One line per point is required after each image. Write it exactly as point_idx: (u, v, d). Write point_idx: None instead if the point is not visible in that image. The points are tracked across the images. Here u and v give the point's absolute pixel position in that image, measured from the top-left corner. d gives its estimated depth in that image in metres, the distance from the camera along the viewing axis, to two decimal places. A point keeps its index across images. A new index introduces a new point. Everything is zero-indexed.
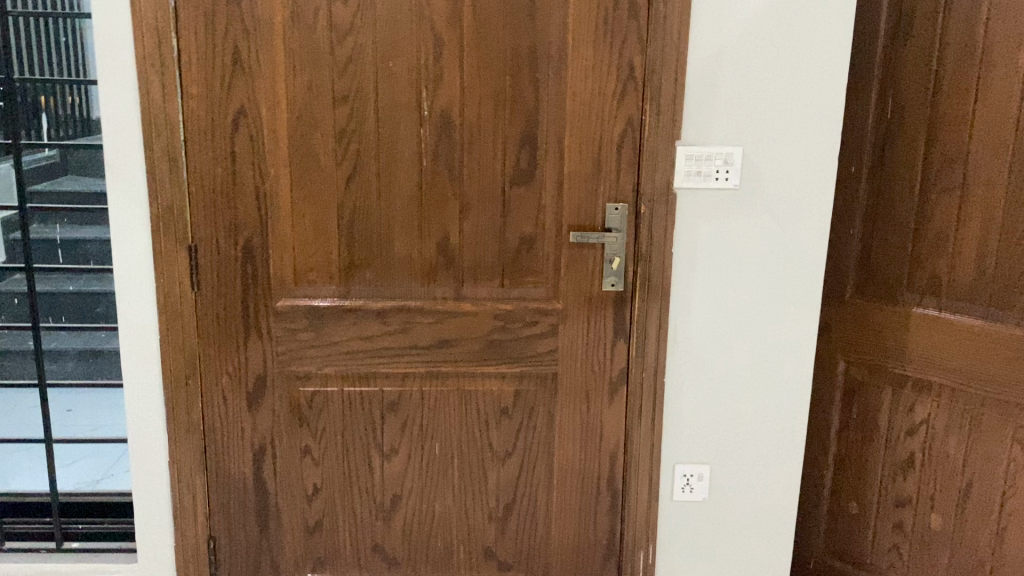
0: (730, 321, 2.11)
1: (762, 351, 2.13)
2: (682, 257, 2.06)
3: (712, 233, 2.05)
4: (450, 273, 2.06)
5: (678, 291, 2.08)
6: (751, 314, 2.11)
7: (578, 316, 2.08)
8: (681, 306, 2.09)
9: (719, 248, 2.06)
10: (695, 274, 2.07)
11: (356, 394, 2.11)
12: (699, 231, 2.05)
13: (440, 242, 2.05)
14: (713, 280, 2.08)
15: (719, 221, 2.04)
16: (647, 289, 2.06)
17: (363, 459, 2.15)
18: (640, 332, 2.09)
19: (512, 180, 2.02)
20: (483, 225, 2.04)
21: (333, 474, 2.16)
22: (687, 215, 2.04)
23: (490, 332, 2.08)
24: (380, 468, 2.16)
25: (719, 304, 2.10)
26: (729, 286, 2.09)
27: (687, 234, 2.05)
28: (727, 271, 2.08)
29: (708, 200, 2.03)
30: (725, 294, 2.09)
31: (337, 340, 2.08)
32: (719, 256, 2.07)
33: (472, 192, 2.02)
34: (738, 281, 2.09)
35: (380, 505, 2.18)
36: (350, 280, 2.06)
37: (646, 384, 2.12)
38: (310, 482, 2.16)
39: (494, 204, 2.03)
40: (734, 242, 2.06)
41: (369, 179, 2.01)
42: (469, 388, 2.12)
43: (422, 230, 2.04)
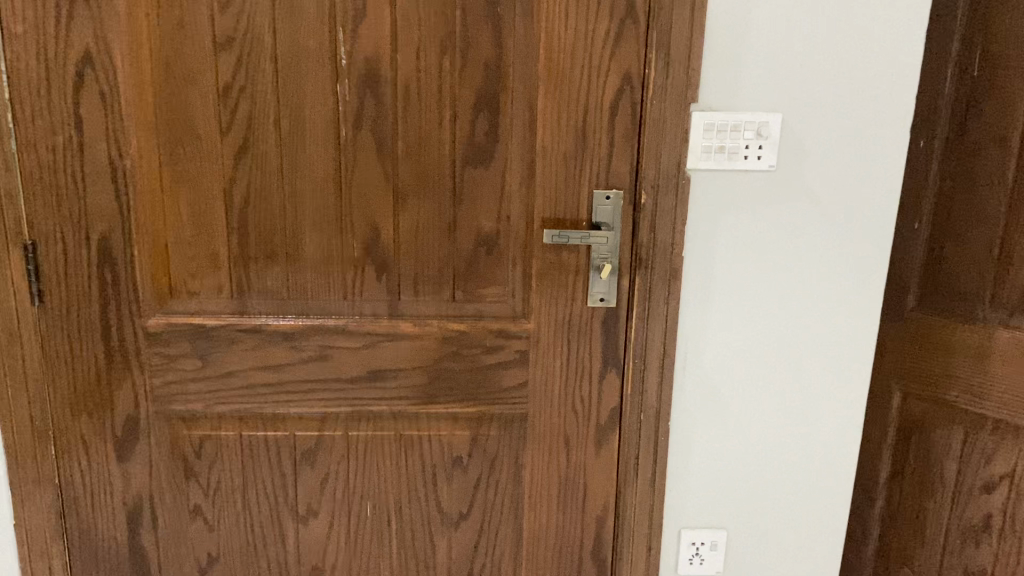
0: (758, 346, 1.59)
1: (799, 385, 1.61)
2: (696, 264, 1.53)
3: (737, 233, 1.52)
4: (383, 283, 1.53)
5: (690, 308, 1.55)
6: (785, 339, 1.59)
7: (556, 340, 1.56)
8: (693, 328, 1.56)
9: (746, 251, 1.53)
10: (712, 286, 1.54)
11: (259, 440, 1.60)
12: (720, 229, 1.51)
13: (366, 241, 1.50)
14: (736, 294, 1.55)
15: (747, 215, 1.51)
16: (648, 307, 1.53)
17: (274, 520, 1.64)
18: (637, 363, 1.56)
19: (464, 157, 1.47)
20: (427, 218, 1.50)
21: (235, 540, 1.66)
22: (704, 207, 1.50)
23: (437, 361, 1.56)
24: (298, 533, 1.65)
25: (743, 326, 1.57)
26: (757, 301, 1.56)
27: (703, 233, 1.51)
28: (755, 282, 1.55)
29: (733, 188, 1.49)
30: (752, 312, 1.57)
31: (233, 370, 1.56)
32: (745, 263, 1.54)
33: (409, 173, 1.48)
34: (770, 295, 1.56)
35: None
36: (245, 291, 1.53)
37: (644, 430, 1.60)
38: (205, 550, 1.66)
39: (441, 191, 1.49)
40: (767, 244, 1.53)
41: (267, 155, 1.46)
42: (409, 433, 1.60)
43: (343, 225, 1.49)
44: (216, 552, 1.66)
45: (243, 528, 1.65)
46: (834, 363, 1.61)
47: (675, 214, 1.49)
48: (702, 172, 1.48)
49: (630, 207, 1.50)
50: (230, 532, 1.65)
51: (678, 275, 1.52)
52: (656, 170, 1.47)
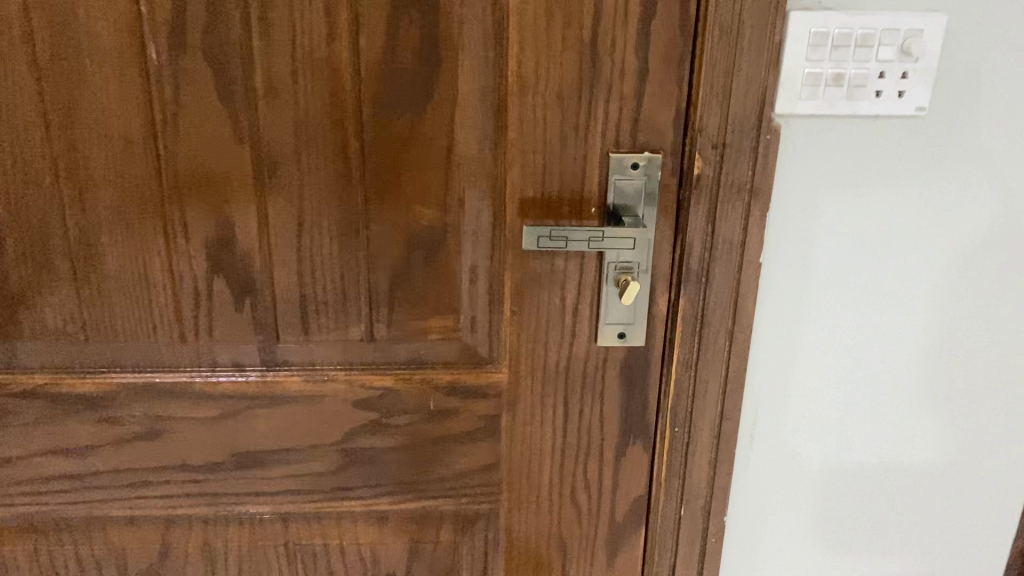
0: (866, 409, 0.99)
1: (928, 461, 1.02)
2: (777, 284, 0.92)
3: (848, 233, 0.90)
4: (252, 319, 0.89)
5: (763, 352, 0.95)
6: (912, 397, 0.99)
7: (544, 397, 0.95)
8: (767, 382, 0.96)
9: (861, 262, 0.92)
10: (802, 319, 0.94)
11: (70, 558, 0.99)
12: (820, 228, 0.90)
13: (212, 247, 0.86)
14: (840, 332, 0.95)
15: (868, 203, 0.89)
16: (698, 346, 0.92)
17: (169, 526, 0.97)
18: (676, 431, 0.96)
19: (376, 100, 0.81)
20: (321, 215, 0.85)
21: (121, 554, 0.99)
22: (795, 191, 0.88)
23: (350, 437, 0.95)
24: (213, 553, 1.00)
25: (848, 379, 0.97)
26: (872, 340, 0.96)
27: (790, 234, 0.90)
28: (871, 313, 0.94)
29: (848, 157, 0.87)
30: (863, 358, 0.96)
31: (12, 456, 0.94)
32: (856, 282, 0.92)
33: (279, 130, 0.82)
34: (895, 332, 0.95)
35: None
36: (14, 330, 0.89)
37: (685, 531, 1.00)
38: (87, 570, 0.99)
39: (341, 165, 0.83)
40: (896, 251, 0.91)
41: (16, 98, 0.80)
42: (312, 543, 1.00)
43: (176, 228, 0.85)
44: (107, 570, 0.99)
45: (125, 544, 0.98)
46: (987, 425, 1.01)
47: (751, 197, 0.85)
48: (798, 130, 0.85)
49: (673, 182, 0.86)
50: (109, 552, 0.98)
51: (749, 296, 0.90)
52: (723, 122, 0.83)
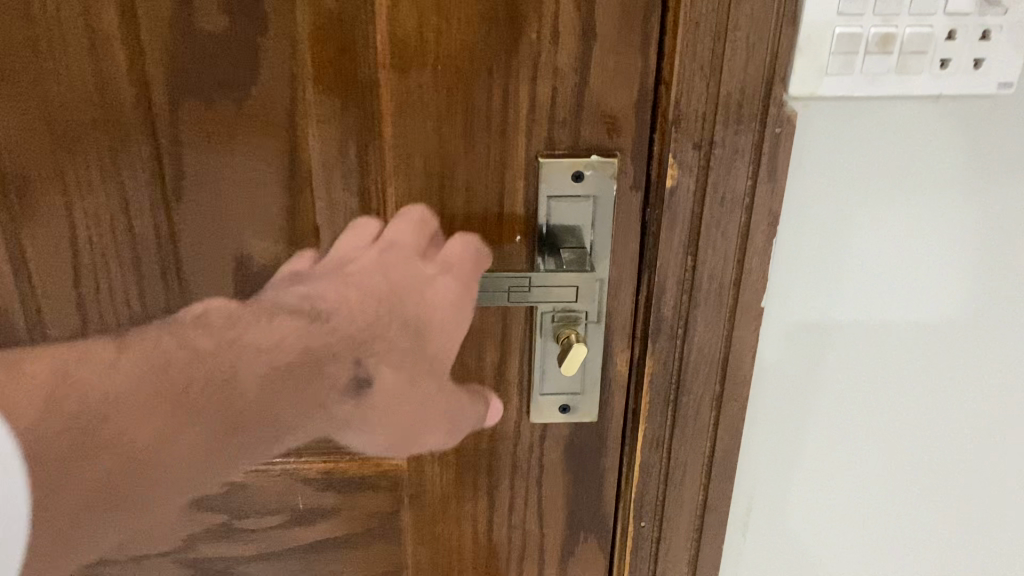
0: (898, 489, 0.73)
1: (982, 542, 0.77)
2: (780, 336, 0.65)
3: (881, 268, 0.64)
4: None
5: (758, 424, 0.69)
6: (955, 480, 0.73)
7: (461, 491, 0.68)
8: (764, 461, 0.71)
9: (897, 308, 0.65)
10: (813, 381, 0.68)
11: None
12: (844, 261, 0.63)
13: None
14: (864, 398, 0.69)
15: (911, 228, 0.62)
16: (673, 421, 0.65)
17: (183, 341, 0.51)
18: (643, 529, 0.70)
19: (171, 82, 0.52)
20: (106, 255, 0.56)
21: (110, 437, 0.47)
22: (811, 212, 0.61)
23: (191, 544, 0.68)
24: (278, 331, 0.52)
25: (871, 457, 0.72)
26: (908, 407, 0.70)
27: (802, 270, 0.63)
28: (906, 374, 0.68)
29: (890, 163, 0.60)
30: (898, 423, 0.70)
31: None
32: (888, 334, 0.66)
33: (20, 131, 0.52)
34: (938, 399, 0.69)
35: (273, 332, 0.52)
36: None
37: None
38: (84, 465, 0.46)
39: (127, 184, 0.54)
40: (944, 292, 0.65)
41: None
42: None
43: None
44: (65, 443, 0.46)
45: (83, 371, 0.48)
46: None
47: (751, 218, 0.58)
48: (821, 126, 0.57)
49: (636, 196, 0.58)
50: (138, 391, 0.48)
51: (745, 352, 0.63)
52: (711, 111, 0.54)
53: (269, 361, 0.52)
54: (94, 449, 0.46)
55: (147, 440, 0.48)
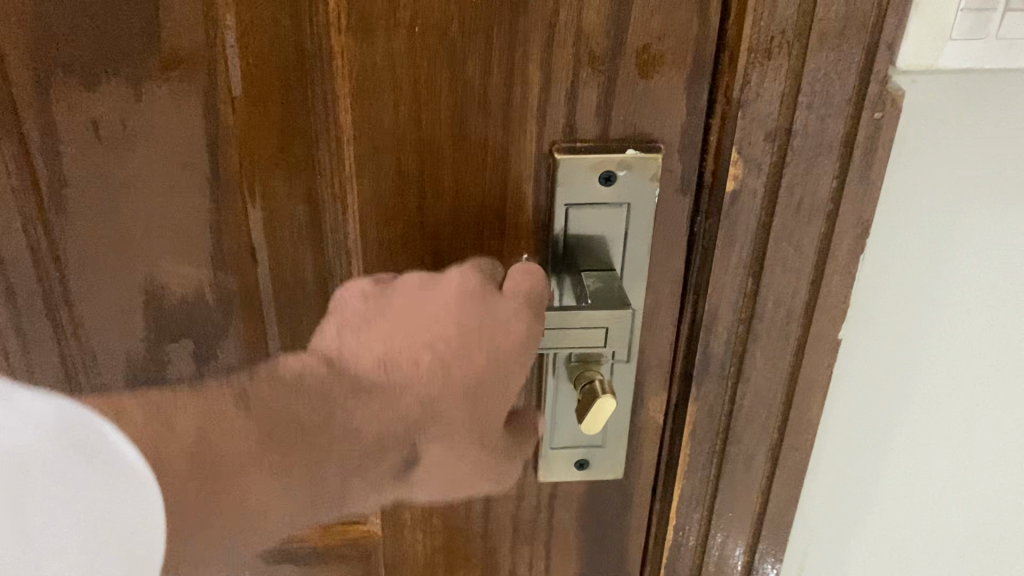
0: (989, 559, 0.58)
1: None
2: (853, 387, 0.50)
3: (994, 306, 0.48)
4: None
5: (816, 494, 0.54)
6: None
7: (454, 561, 0.54)
8: (820, 537, 0.56)
9: (1008, 358, 0.50)
10: (891, 444, 0.53)
11: None
12: (945, 297, 0.48)
13: None
14: (952, 465, 0.54)
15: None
16: (716, 480, 0.52)
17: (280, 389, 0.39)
18: None
19: (34, 54, 0.36)
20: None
21: (233, 476, 0.38)
22: (909, 232, 0.45)
23: None
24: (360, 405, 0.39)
25: (953, 536, 0.57)
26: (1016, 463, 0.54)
27: (889, 306, 0.48)
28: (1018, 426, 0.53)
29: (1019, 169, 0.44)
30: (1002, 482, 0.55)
31: None
32: (996, 388, 0.51)
33: None
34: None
35: (352, 415, 0.39)
36: None
37: None
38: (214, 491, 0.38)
39: None
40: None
41: None
42: None
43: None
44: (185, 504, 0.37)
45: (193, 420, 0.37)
46: None
47: (833, 229, 0.43)
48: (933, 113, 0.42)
49: (684, 202, 0.43)
50: (261, 454, 0.38)
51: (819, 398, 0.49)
52: (791, 87, 0.40)
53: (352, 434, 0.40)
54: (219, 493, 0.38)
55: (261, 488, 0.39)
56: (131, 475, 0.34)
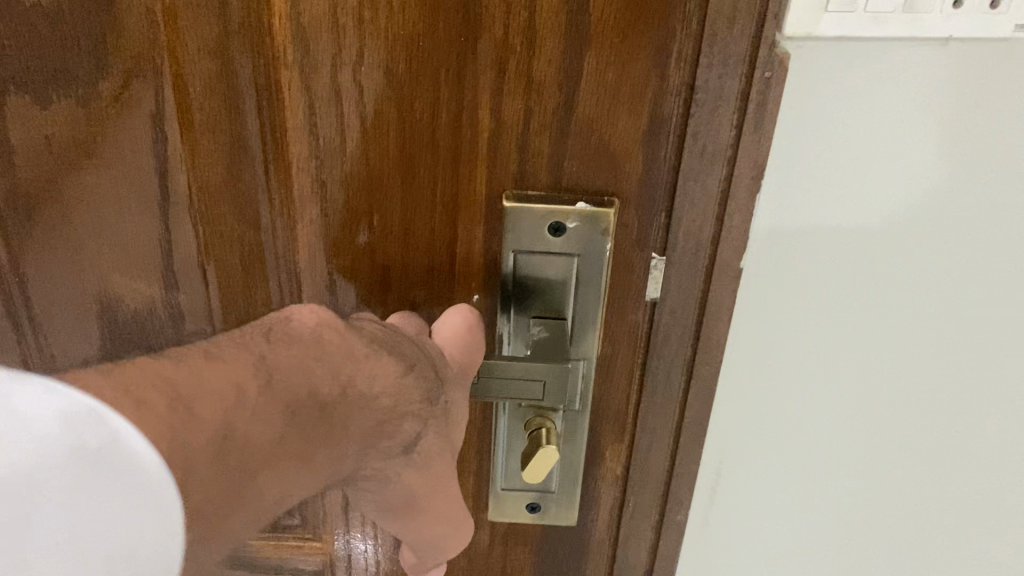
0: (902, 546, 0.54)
1: None
2: (751, 412, 0.47)
3: (896, 311, 0.45)
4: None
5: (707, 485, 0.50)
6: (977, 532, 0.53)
7: None
8: (728, 551, 0.53)
9: (913, 381, 0.47)
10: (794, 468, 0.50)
11: None
12: (845, 315, 0.45)
13: None
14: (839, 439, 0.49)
15: (950, 276, 0.44)
16: (661, 525, 0.50)
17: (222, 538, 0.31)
18: None
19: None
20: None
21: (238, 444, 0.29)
22: (787, 208, 0.41)
23: None
24: (382, 382, 0.34)
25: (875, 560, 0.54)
26: (903, 429, 0.49)
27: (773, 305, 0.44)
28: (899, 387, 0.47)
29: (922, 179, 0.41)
30: (897, 449, 0.49)
31: None
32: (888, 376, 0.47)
33: None
34: (966, 491, 0.52)
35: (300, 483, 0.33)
36: None
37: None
38: (235, 507, 0.30)
39: None
40: (985, 361, 0.47)
41: None
42: None
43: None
44: (219, 501, 0.29)
45: (202, 368, 0.30)
46: None
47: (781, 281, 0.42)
48: (832, 113, 0.39)
49: (639, 255, 0.41)
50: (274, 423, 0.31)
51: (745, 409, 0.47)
52: (706, 107, 0.37)
53: (370, 416, 0.34)
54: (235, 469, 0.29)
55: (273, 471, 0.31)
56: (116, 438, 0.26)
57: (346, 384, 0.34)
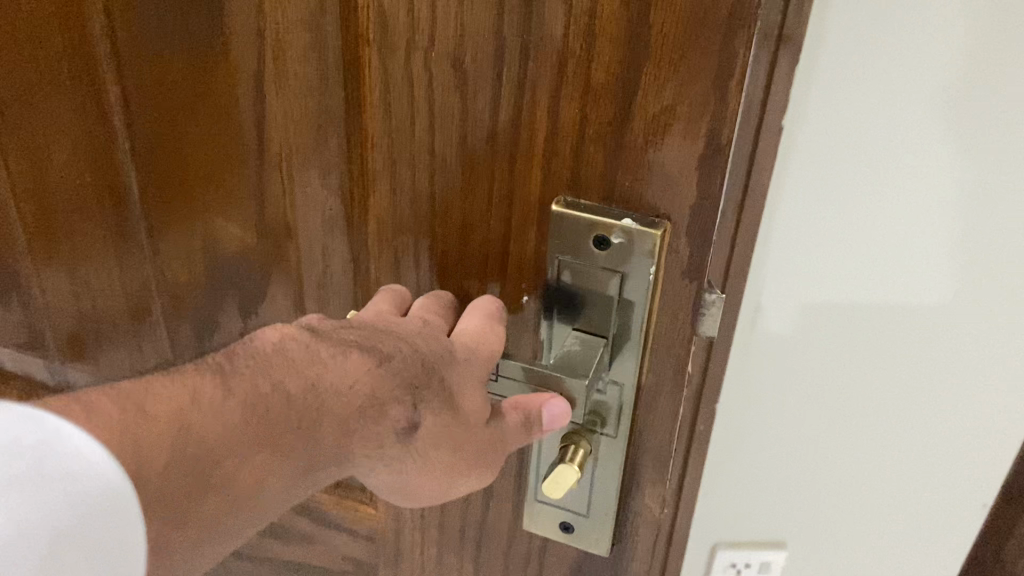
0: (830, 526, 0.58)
1: None
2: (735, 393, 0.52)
3: (815, 317, 0.48)
4: (23, 328, 0.59)
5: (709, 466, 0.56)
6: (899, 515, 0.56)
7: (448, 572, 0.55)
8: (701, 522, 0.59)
9: (851, 386, 0.51)
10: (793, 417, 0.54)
11: None
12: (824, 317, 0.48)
13: None
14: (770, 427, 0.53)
15: (883, 287, 0.46)
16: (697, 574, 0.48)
17: (213, 519, 0.33)
18: None
19: (139, 28, 0.43)
20: (80, 207, 0.51)
21: (212, 456, 0.33)
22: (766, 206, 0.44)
23: None
24: (352, 375, 0.36)
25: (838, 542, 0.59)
26: (819, 421, 0.52)
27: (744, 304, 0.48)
28: (810, 383, 0.51)
29: (923, 191, 0.42)
30: (819, 440, 0.53)
31: None
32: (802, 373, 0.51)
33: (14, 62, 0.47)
34: (895, 487, 0.55)
35: (282, 486, 0.35)
36: None
37: None
38: (205, 497, 0.33)
39: (108, 139, 0.47)
40: (958, 363, 0.49)
41: None
42: None
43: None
44: (184, 488, 0.32)
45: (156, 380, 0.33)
46: None
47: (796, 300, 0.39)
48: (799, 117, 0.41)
49: (690, 287, 0.40)
50: (242, 429, 0.33)
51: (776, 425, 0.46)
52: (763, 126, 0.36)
53: (347, 408, 0.36)
54: (207, 476, 0.33)
55: (253, 471, 0.34)
56: (62, 435, 0.30)
57: (314, 381, 0.35)
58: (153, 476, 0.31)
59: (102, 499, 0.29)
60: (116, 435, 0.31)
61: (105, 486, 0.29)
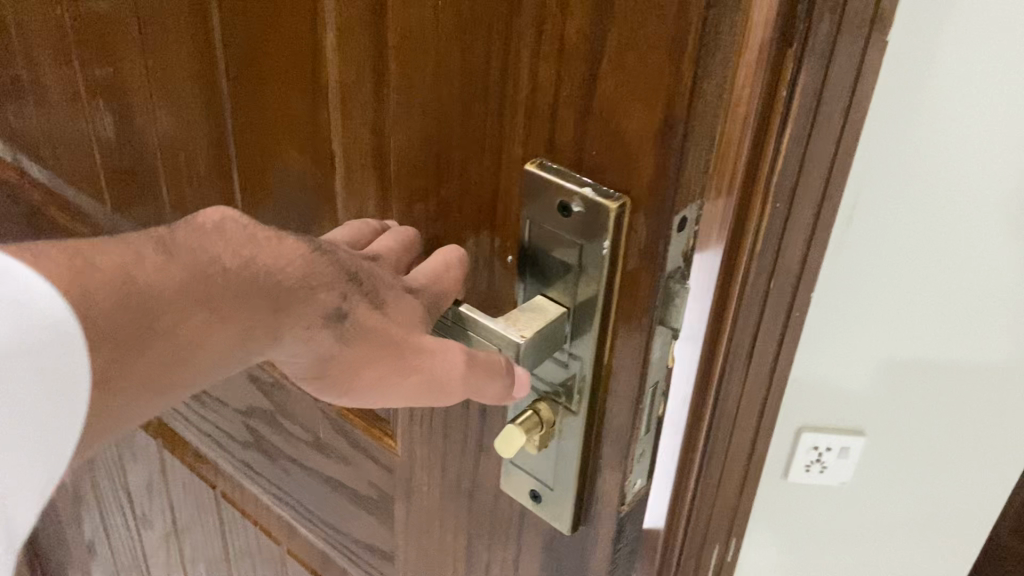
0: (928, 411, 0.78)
1: None
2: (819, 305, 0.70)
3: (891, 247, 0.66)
4: (158, 224, 0.68)
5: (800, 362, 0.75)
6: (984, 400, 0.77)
7: (447, 513, 0.57)
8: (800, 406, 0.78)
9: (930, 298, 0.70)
10: (880, 317, 0.71)
11: None
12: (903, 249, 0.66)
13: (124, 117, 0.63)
14: (852, 328, 0.72)
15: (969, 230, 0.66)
16: None
17: (156, 373, 0.38)
18: None
19: None
20: (193, 119, 0.58)
21: (154, 312, 0.37)
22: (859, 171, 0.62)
23: (259, 419, 0.69)
24: (285, 256, 0.40)
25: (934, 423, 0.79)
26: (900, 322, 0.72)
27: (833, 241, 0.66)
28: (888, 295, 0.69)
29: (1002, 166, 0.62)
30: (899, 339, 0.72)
31: None
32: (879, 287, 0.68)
33: None
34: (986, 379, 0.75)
35: (222, 345, 0.39)
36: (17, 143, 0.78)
37: None
38: (144, 350, 0.37)
39: (209, 54, 0.53)
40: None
41: None
42: (243, 506, 0.79)
43: (79, 88, 0.66)
44: (124, 338, 0.36)
45: (107, 244, 0.37)
46: None
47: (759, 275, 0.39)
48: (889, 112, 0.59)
49: (650, 267, 0.38)
50: (183, 289, 0.38)
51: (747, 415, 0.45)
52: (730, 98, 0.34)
53: (277, 287, 0.40)
54: (150, 328, 0.37)
55: (190, 330, 0.38)
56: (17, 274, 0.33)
57: (249, 258, 0.39)
58: (100, 319, 0.35)
59: (49, 332, 0.33)
60: (66, 282, 0.34)
61: (54, 317, 0.33)
